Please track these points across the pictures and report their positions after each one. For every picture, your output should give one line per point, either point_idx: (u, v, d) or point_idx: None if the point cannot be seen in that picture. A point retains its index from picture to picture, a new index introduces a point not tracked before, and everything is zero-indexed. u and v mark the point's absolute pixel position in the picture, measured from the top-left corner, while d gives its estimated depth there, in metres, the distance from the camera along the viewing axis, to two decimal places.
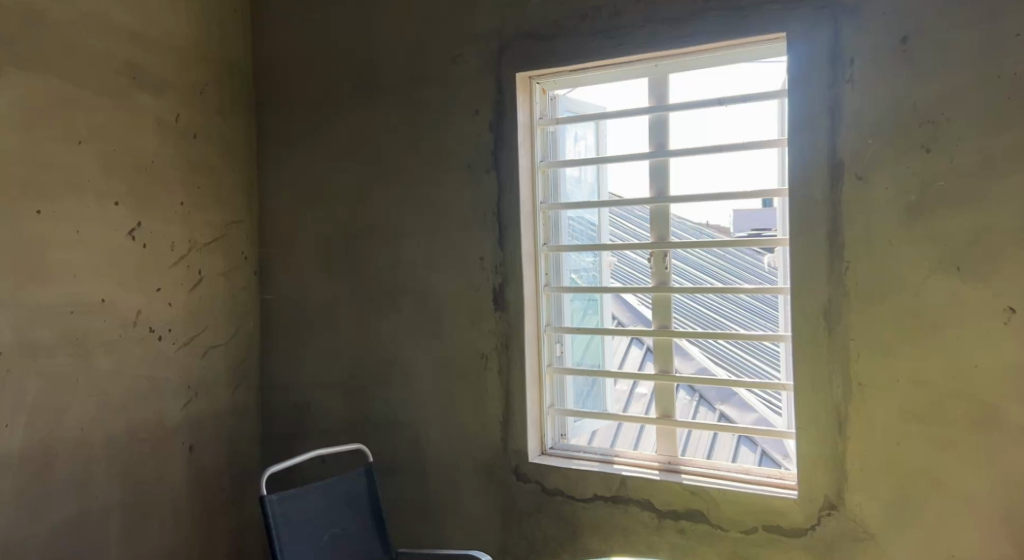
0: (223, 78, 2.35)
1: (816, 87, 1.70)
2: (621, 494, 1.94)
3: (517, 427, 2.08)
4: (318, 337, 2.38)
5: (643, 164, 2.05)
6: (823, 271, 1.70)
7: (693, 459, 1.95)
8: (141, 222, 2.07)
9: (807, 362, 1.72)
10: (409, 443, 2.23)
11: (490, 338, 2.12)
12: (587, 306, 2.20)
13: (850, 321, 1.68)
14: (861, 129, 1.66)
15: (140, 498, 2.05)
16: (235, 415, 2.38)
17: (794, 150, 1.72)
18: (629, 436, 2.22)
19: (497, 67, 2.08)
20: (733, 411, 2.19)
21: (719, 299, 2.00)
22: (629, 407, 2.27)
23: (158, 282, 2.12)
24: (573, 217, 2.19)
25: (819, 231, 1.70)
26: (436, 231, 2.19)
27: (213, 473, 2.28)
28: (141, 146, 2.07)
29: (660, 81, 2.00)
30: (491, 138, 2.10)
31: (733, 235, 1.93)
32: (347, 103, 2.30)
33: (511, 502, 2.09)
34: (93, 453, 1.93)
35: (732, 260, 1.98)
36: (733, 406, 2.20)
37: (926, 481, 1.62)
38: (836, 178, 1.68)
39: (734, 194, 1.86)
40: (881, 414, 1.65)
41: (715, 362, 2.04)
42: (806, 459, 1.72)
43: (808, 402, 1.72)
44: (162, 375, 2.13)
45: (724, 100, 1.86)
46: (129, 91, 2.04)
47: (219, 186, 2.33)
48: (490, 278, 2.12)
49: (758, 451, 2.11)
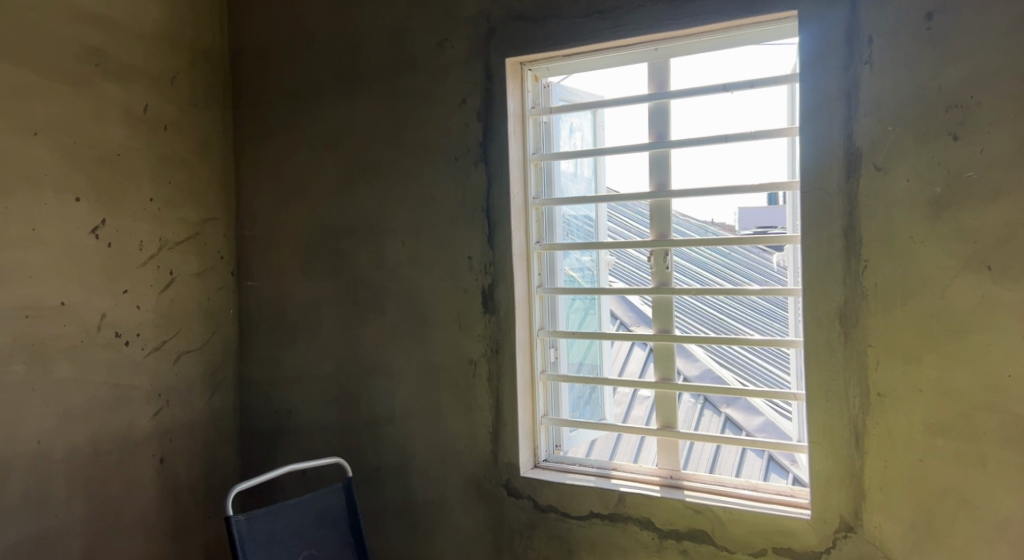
0: (196, 66, 2.21)
1: (831, 69, 1.55)
2: (619, 512, 1.80)
3: (509, 439, 1.94)
4: (299, 342, 2.24)
5: (641, 156, 1.91)
6: (838, 270, 1.55)
7: (697, 474, 1.81)
8: (105, 220, 1.94)
9: (822, 370, 1.57)
10: (395, 454, 2.09)
11: (479, 343, 1.98)
12: (589, 307, 2.07)
13: (867, 325, 1.54)
14: (881, 115, 1.51)
15: (106, 515, 1.92)
16: (211, 426, 2.24)
17: (806, 138, 1.57)
18: (629, 446, 2.04)
19: (485, 52, 1.94)
20: (738, 415, 2.04)
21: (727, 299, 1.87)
22: (631, 411, 2.10)
23: (125, 283, 1.99)
24: (570, 214, 2.05)
25: (835, 227, 1.55)
26: (422, 228, 2.05)
27: (186, 487, 2.15)
28: (105, 138, 1.94)
29: (660, 67, 1.86)
30: (479, 128, 1.96)
31: (739, 234, 1.81)
32: (328, 91, 2.16)
33: (502, 518, 1.96)
34: (53, 469, 1.80)
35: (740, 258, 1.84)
36: (738, 409, 2.05)
37: (953, 502, 1.48)
38: (853, 170, 1.54)
39: (741, 188, 1.72)
40: (903, 428, 1.51)
41: (719, 363, 1.90)
42: (820, 477, 1.58)
43: (822, 414, 1.57)
44: (130, 383, 2.00)
45: (728, 85, 1.73)
46: (91, 79, 1.91)
47: (192, 182, 2.19)
48: (478, 278, 1.98)
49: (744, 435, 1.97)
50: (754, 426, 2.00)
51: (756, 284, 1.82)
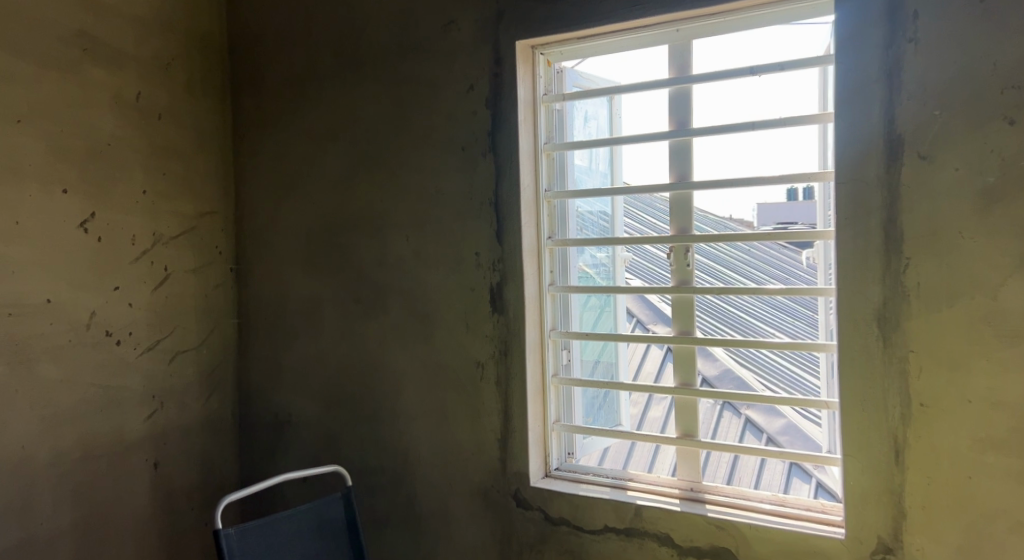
0: (192, 53, 2.12)
1: (870, 47, 1.41)
2: (635, 527, 1.69)
3: (518, 446, 1.83)
4: (299, 342, 2.14)
5: (660, 145, 1.79)
6: (876, 269, 1.42)
7: (720, 486, 1.70)
8: (95, 213, 1.84)
9: (857, 379, 1.44)
10: (398, 460, 1.99)
11: (486, 344, 1.87)
12: (604, 303, 1.93)
13: (909, 328, 1.40)
14: (925, 98, 1.38)
15: (95, 522, 1.83)
16: (209, 429, 2.15)
17: (842, 124, 1.44)
18: (641, 460, 1.84)
19: (494, 35, 1.82)
20: (760, 416, 1.80)
21: (752, 299, 1.73)
22: (647, 413, 1.87)
23: (116, 280, 1.90)
24: (583, 208, 1.93)
25: (873, 220, 1.42)
26: (426, 221, 1.94)
27: (182, 493, 2.06)
28: (95, 128, 1.85)
29: (682, 49, 1.74)
30: (487, 116, 1.84)
31: (757, 230, 1.69)
32: (329, 78, 2.06)
33: (510, 531, 1.85)
34: (37, 474, 1.71)
35: (763, 256, 1.71)
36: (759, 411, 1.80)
37: (1003, 524, 1.34)
38: (894, 157, 1.40)
39: (769, 179, 1.61)
40: (948, 442, 1.38)
41: (740, 362, 1.78)
42: (856, 493, 1.45)
43: (857, 426, 1.44)
44: (122, 384, 1.90)
45: (756, 69, 1.61)
46: (80, 65, 1.81)
47: (188, 174, 2.10)
48: (486, 276, 1.86)
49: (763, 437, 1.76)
50: (777, 428, 1.77)
51: (779, 284, 1.68)
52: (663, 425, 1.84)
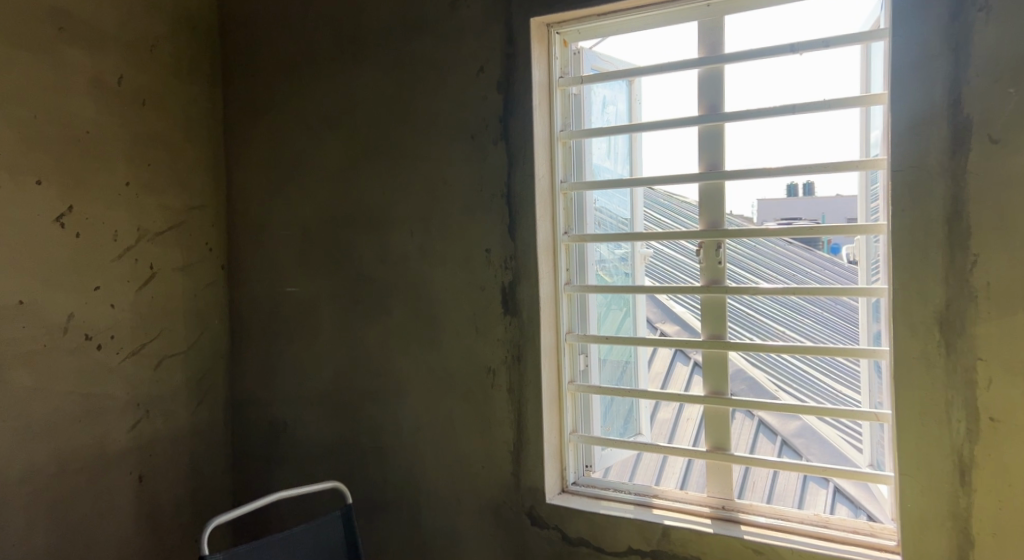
0: (179, 34, 1.97)
1: (932, 18, 1.26)
2: (662, 549, 1.54)
3: (532, 460, 1.68)
4: (295, 346, 1.99)
5: (687, 132, 1.64)
6: (938, 267, 1.27)
7: (755, 504, 1.55)
8: (72, 206, 1.70)
9: (916, 390, 1.29)
10: (403, 473, 1.85)
11: (498, 348, 1.72)
12: (612, 302, 1.80)
13: (976, 334, 1.25)
14: (996, 75, 1.23)
15: (73, 542, 1.68)
16: (198, 439, 2.00)
17: (899, 105, 1.29)
18: (649, 469, 1.73)
19: (507, 12, 1.67)
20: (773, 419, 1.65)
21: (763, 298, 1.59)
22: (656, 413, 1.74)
23: (97, 279, 1.75)
24: (599, 207, 1.79)
25: (935, 212, 1.27)
26: (431, 214, 1.79)
27: (169, 508, 1.92)
28: (73, 114, 1.70)
29: (713, 27, 1.59)
30: (499, 101, 1.69)
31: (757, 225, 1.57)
32: (327, 60, 1.91)
33: (524, 551, 1.70)
34: (10, 491, 1.56)
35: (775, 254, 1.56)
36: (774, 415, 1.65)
37: None
38: (960, 142, 1.25)
39: (810, 167, 1.46)
40: (1021, 462, 1.23)
41: (751, 361, 1.63)
42: (915, 518, 1.30)
43: (915, 442, 1.29)
44: (104, 392, 1.76)
45: (797, 45, 1.46)
46: (54, 44, 1.66)
47: (175, 164, 1.95)
48: (498, 274, 1.71)
49: (777, 441, 1.63)
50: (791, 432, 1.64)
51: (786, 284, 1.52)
52: (672, 434, 1.72)
